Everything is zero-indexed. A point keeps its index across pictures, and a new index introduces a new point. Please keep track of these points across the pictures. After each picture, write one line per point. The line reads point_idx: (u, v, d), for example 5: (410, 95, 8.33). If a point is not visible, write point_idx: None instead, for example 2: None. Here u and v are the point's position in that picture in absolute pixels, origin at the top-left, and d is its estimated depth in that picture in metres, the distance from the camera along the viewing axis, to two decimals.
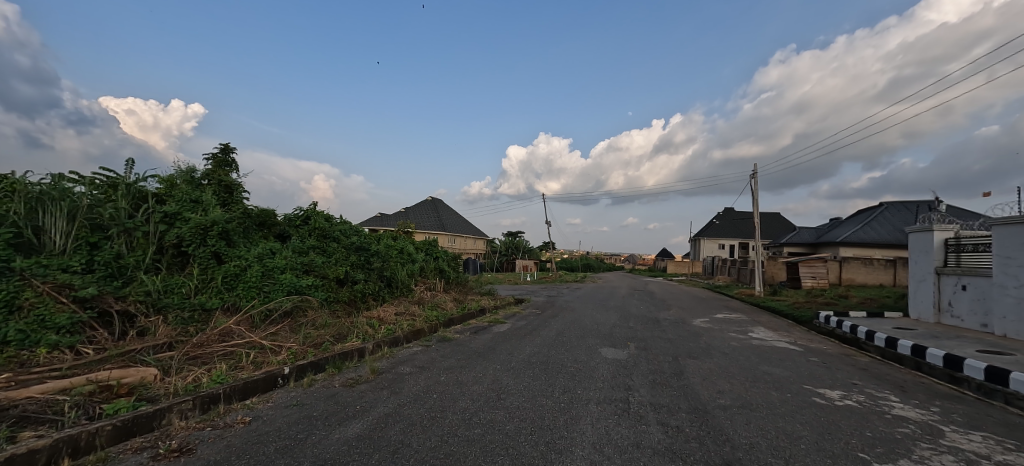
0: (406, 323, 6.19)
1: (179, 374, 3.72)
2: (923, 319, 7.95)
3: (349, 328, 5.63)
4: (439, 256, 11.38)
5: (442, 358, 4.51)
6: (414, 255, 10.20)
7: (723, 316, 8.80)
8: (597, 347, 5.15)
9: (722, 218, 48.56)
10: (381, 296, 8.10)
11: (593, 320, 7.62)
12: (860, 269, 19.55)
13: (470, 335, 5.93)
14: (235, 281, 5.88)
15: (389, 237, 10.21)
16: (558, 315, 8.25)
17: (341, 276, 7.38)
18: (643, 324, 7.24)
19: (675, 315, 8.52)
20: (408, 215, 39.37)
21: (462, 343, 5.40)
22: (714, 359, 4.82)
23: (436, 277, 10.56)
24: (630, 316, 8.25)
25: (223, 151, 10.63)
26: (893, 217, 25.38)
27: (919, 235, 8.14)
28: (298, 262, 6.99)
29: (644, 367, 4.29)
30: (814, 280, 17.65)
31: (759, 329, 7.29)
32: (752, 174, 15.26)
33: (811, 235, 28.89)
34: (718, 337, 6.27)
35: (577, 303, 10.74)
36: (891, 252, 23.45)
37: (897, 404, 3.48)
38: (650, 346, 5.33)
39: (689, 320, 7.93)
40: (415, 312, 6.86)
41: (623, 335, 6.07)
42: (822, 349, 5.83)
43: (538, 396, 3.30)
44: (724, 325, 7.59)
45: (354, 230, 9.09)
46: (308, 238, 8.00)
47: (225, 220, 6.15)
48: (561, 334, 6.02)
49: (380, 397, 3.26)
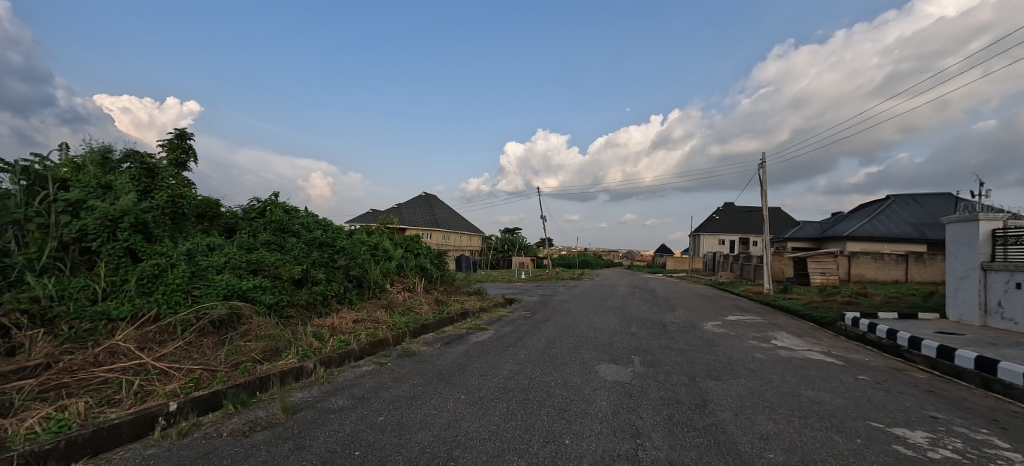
0: (365, 332, 5.16)
1: (17, 416, 2.68)
2: (965, 321, 6.99)
3: (291, 340, 4.60)
4: (421, 254, 10.33)
5: (393, 383, 3.49)
6: (391, 252, 9.16)
7: (736, 318, 7.83)
8: (593, 364, 4.13)
9: (722, 213, 47.60)
10: (347, 299, 7.08)
11: (590, 325, 6.62)
12: (870, 265, 18.63)
13: (441, 348, 4.92)
14: (154, 284, 4.82)
15: (363, 232, 9.17)
16: (551, 319, 7.25)
17: (297, 276, 6.36)
18: (648, 330, 6.23)
19: (681, 318, 7.52)
20: (401, 211, 38.28)
21: (427, 359, 4.37)
22: (740, 378, 3.82)
23: (417, 276, 9.53)
24: (631, 319, 7.25)
25: (179, 138, 9.59)
26: (902, 210, 24.44)
27: (960, 226, 7.16)
28: (243, 261, 5.95)
29: (654, 395, 3.28)
30: (823, 276, 16.69)
31: (781, 334, 6.29)
32: (760, 163, 14.24)
33: (816, 230, 27.95)
34: (737, 347, 5.26)
35: (572, 304, 9.74)
36: (900, 246, 22.53)
37: (1014, 457, 2.48)
38: (658, 362, 4.33)
39: (699, 325, 6.95)
40: (380, 318, 5.84)
41: (625, 345, 5.06)
42: (865, 361, 4.84)
43: (507, 452, 2.29)
44: (740, 330, 6.59)
45: (319, 223, 8.06)
46: (261, 232, 6.98)
47: (143, 210, 5.08)
48: (550, 345, 5.01)
49: (275, 456, 2.24)
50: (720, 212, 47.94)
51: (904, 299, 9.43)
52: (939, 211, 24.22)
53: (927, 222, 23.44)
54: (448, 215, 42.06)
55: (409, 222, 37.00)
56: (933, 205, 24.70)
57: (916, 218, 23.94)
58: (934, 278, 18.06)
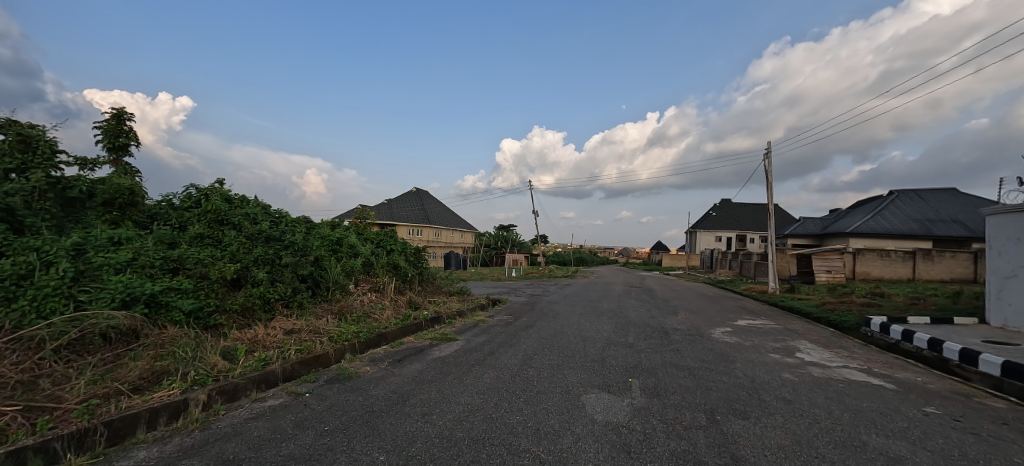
0: (296, 347, 4.13)
1: None
2: (1012, 327, 6.06)
3: (189, 358, 3.57)
4: (395, 250, 9.26)
5: (291, 431, 2.45)
6: (356, 247, 8.09)
7: (747, 323, 6.86)
8: (578, 395, 3.13)
9: (719, 210, 46.81)
10: (294, 303, 6.04)
11: (579, 333, 5.61)
12: (876, 262, 17.77)
13: (388, 366, 3.90)
14: (20, 287, 3.73)
15: (326, 225, 8.12)
16: (536, 325, 6.25)
17: (230, 275, 5.33)
18: (647, 339, 5.23)
19: (685, 324, 6.54)
20: (390, 207, 37.14)
21: (363, 384, 3.33)
22: (775, 417, 2.83)
23: (389, 274, 8.47)
24: (628, 325, 6.25)
25: (116, 119, 8.47)
26: (906, 206, 23.68)
27: (1006, 218, 6.20)
28: (158, 258, 4.91)
29: (661, 450, 2.28)
30: (829, 274, 15.83)
31: (805, 345, 5.32)
32: (766, 153, 13.32)
33: (817, 226, 27.13)
34: (758, 363, 4.27)
35: (562, 306, 8.74)
36: (905, 243, 21.72)
37: None
38: (663, 389, 3.32)
39: (706, 332, 5.97)
40: (323, 325, 4.80)
41: (620, 363, 4.06)
42: (919, 383, 3.86)
43: None
44: (756, 339, 5.61)
45: (268, 214, 7.00)
46: (192, 224, 5.93)
47: (8, 193, 3.99)
48: (526, 363, 4.01)
49: None
50: (717, 209, 47.17)
51: (929, 301, 8.49)
52: (944, 207, 23.45)
53: (932, 218, 22.65)
54: (440, 211, 40.93)
55: (398, 218, 35.88)
56: (938, 201, 23.93)
57: (920, 214, 23.17)
58: (942, 276, 17.40)
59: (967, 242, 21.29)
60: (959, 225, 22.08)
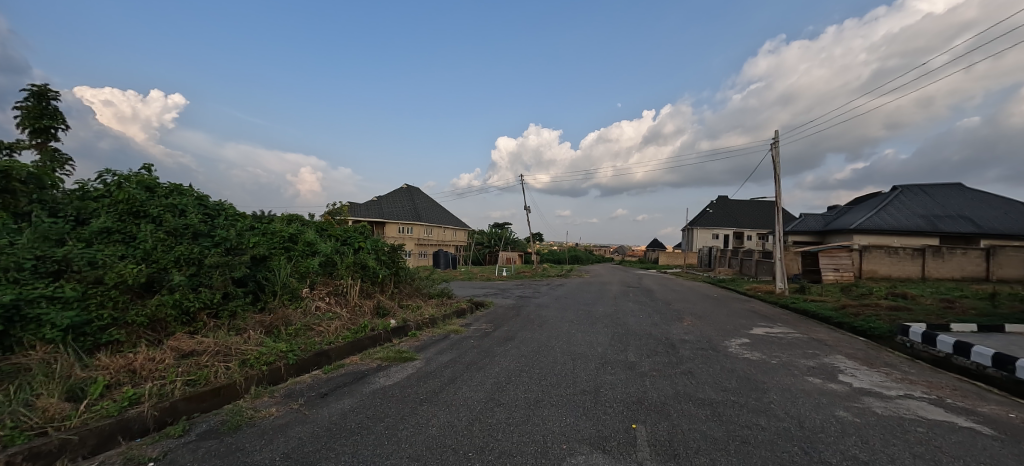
0: (185, 377, 3.09)
1: None
2: None
3: (13, 399, 2.51)
4: (363, 248, 8.20)
5: None
6: (314, 245, 7.03)
7: (764, 331, 5.90)
8: (559, 461, 2.11)
9: (716, 207, 46.00)
10: (225, 313, 5.00)
11: (568, 348, 4.61)
12: (884, 259, 16.88)
13: (304, 404, 2.87)
14: None
15: (279, 220, 7.05)
16: (518, 336, 5.24)
17: (134, 279, 4.27)
18: (651, 358, 4.24)
19: (694, 335, 5.54)
20: (379, 204, 36.04)
21: (247, 442, 2.29)
22: None
23: (355, 276, 7.42)
24: (627, 337, 5.25)
25: (37, 98, 7.35)
26: (910, 202, 22.90)
27: None
28: (30, 258, 3.84)
29: None
30: (837, 272, 14.96)
31: (844, 362, 4.33)
32: (772, 145, 12.36)
33: (818, 222, 26.31)
34: (799, 394, 3.28)
35: (551, 311, 7.74)
36: (911, 240, 20.92)
37: None
38: (681, 445, 2.31)
39: (721, 344, 5.00)
40: (239, 344, 3.75)
41: (619, 397, 3.05)
42: (1017, 423, 2.88)
43: None
44: (782, 353, 4.63)
45: (203, 207, 5.93)
46: (97, 217, 4.87)
47: None
48: (493, 398, 2.99)
49: None
50: (714, 206, 46.37)
51: (963, 303, 7.54)
52: (949, 202, 22.69)
53: (938, 214, 21.85)
54: (431, 208, 39.86)
55: (387, 215, 34.79)
56: (942, 196, 23.17)
57: (926, 210, 22.37)
58: (952, 274, 16.59)
59: (974, 239, 20.51)
60: (967, 220, 21.29)
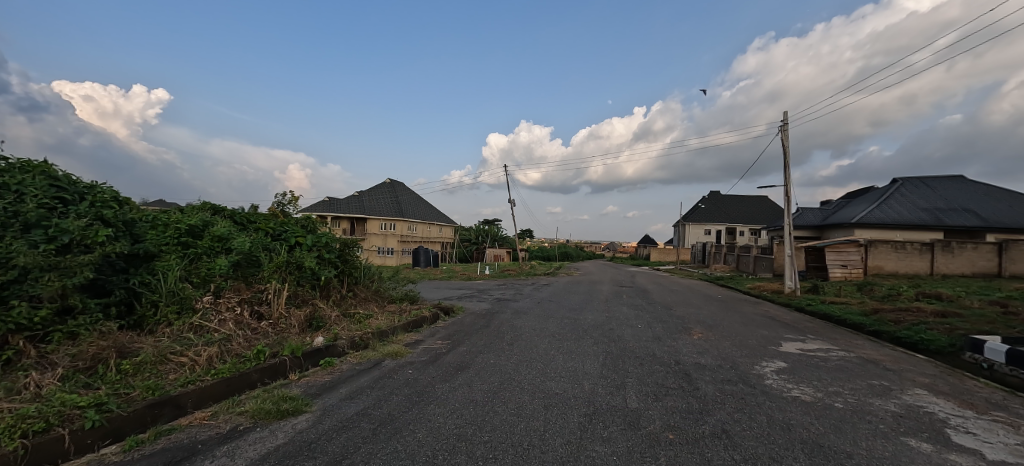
0: None
1: None
2: None
3: None
4: (302, 244, 6.71)
5: None
6: (229, 240, 5.50)
7: (799, 349, 4.58)
8: None
9: (709, 202, 45.07)
10: (60, 335, 3.44)
11: (543, 384, 3.23)
12: (891, 255, 15.84)
13: None
14: None
15: (184, 209, 5.53)
16: (476, 363, 3.83)
17: None
18: (663, 402, 2.89)
19: (711, 356, 4.20)
20: (360, 199, 34.35)
21: None
22: None
23: (284, 279, 5.95)
24: (623, 362, 3.89)
25: None
26: (912, 195, 22.01)
27: None
28: None
29: None
30: (845, 270, 13.92)
31: (936, 405, 3.02)
32: (781, 129, 11.13)
33: (816, 217, 25.39)
34: None
35: (529, 319, 6.39)
36: (914, 234, 19.97)
37: None
38: None
39: (754, 373, 3.64)
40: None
41: None
42: None
43: None
44: (841, 388, 3.31)
45: (57, 189, 4.35)
46: None
47: None
48: None
49: None
50: (707, 201, 45.47)
51: (1020, 308, 6.33)
52: (952, 195, 21.82)
53: (941, 208, 20.96)
54: (415, 203, 38.26)
55: (367, 210, 33.14)
56: (944, 189, 22.31)
57: (928, 203, 21.47)
58: (963, 270, 15.62)
59: (979, 233, 19.63)
60: (971, 214, 20.42)
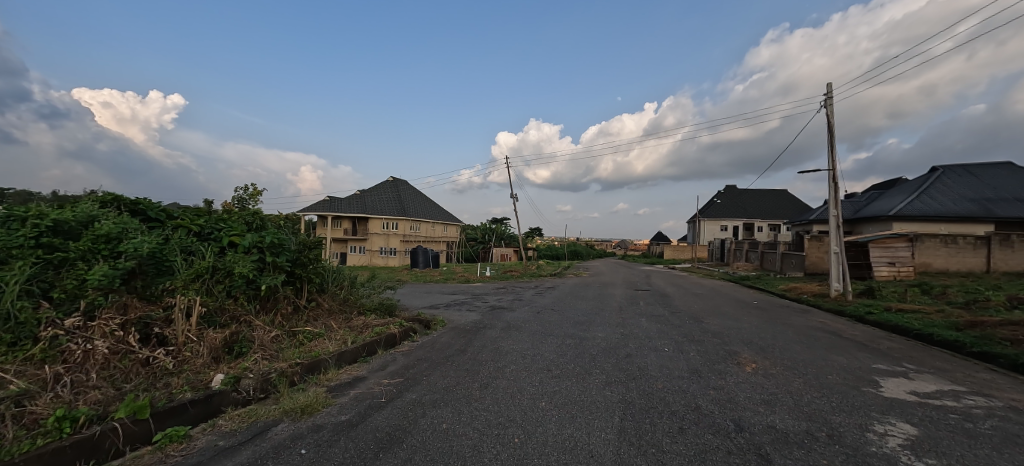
0: None
1: None
2: None
3: None
4: (238, 245, 5.35)
5: None
6: (121, 240, 4.14)
7: (913, 394, 3.07)
8: None
9: (725, 197, 43.10)
10: None
11: None
12: (939, 251, 14.08)
13: None
14: None
15: (66, 203, 4.19)
16: (417, 433, 2.39)
17: None
18: None
19: (787, 411, 2.71)
20: (363, 197, 33.33)
21: None
22: None
23: (204, 290, 4.58)
24: (654, 429, 2.43)
25: None
26: (954, 184, 20.03)
27: None
28: None
29: None
30: (892, 267, 12.26)
31: None
32: (825, 104, 9.52)
33: (846, 210, 23.44)
34: None
35: (522, 338, 4.97)
36: (960, 227, 18.03)
37: None
38: None
39: (877, 457, 2.15)
40: None
41: None
42: None
43: None
44: None
45: None
46: None
47: None
48: None
49: None
50: (723, 196, 43.50)
51: None
52: (1000, 184, 19.78)
53: (989, 198, 18.96)
54: (419, 202, 37.16)
55: (370, 209, 32.10)
56: (991, 178, 20.27)
57: (974, 193, 19.47)
58: None
59: None
60: None
